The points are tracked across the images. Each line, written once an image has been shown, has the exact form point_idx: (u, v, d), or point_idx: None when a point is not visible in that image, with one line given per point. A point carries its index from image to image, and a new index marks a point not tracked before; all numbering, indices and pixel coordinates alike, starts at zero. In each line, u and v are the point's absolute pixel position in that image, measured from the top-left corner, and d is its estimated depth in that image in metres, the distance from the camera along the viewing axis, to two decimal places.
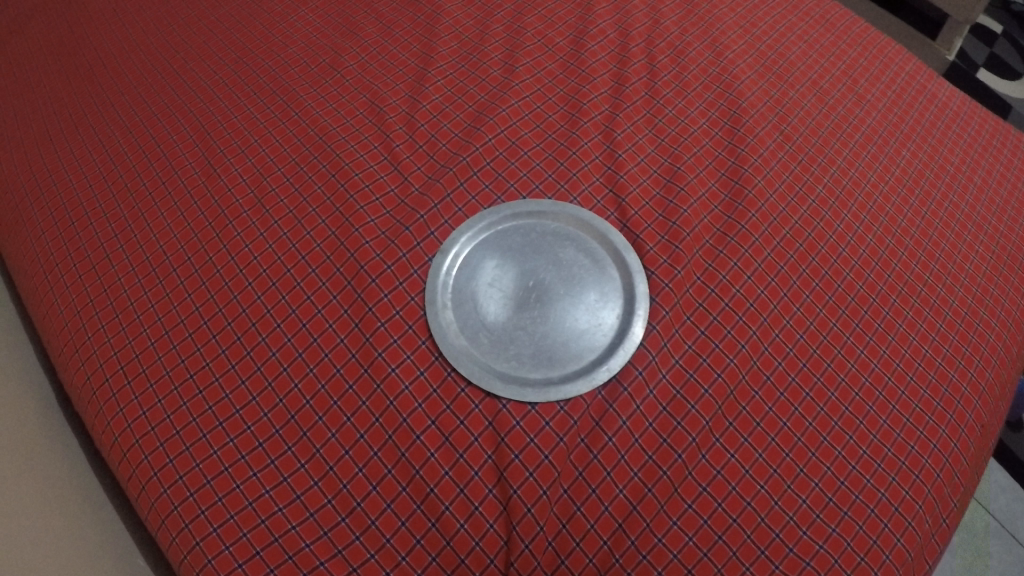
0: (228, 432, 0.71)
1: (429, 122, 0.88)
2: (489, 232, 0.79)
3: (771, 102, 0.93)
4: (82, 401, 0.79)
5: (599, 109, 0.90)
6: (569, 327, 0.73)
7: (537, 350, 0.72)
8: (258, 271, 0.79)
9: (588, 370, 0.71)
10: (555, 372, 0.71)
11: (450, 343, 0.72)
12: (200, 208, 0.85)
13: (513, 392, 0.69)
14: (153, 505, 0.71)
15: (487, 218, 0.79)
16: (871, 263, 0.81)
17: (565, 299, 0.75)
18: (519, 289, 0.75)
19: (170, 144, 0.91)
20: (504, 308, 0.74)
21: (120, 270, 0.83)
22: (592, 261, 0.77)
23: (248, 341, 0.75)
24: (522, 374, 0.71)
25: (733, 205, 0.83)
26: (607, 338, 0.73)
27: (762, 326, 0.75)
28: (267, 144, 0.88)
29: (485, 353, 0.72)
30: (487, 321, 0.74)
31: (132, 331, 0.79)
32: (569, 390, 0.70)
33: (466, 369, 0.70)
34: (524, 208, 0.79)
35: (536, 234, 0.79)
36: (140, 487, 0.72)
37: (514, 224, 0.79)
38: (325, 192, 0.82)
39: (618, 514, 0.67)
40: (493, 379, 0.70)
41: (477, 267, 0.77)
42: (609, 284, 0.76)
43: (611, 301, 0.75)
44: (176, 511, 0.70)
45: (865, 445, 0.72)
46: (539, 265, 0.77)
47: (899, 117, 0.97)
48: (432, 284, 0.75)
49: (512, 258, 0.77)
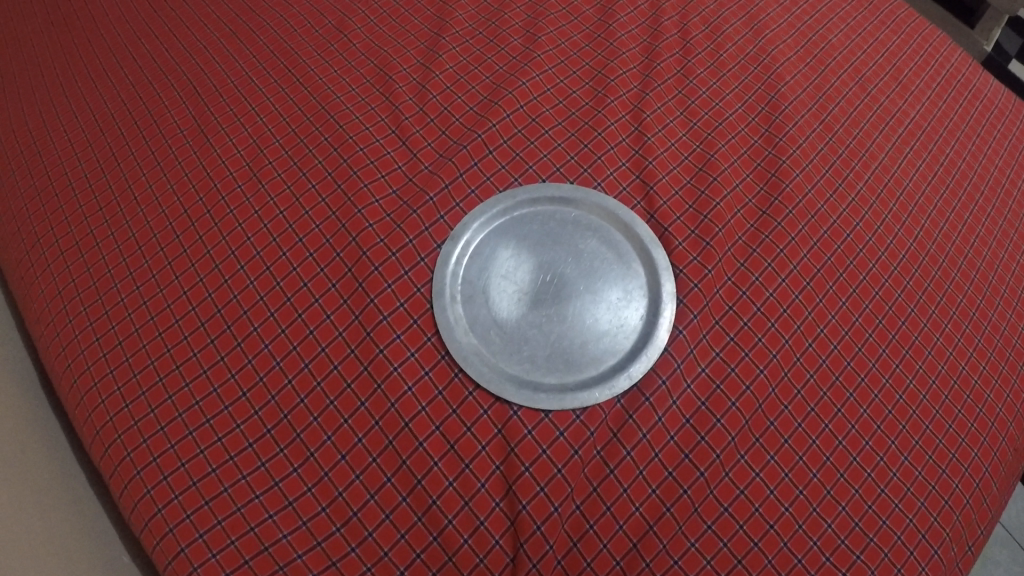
0: (216, 430, 0.66)
1: (442, 93, 0.81)
2: (504, 218, 0.73)
3: (811, 87, 0.87)
4: (63, 388, 0.74)
5: (628, 86, 0.83)
6: (587, 328, 0.68)
7: (552, 353, 0.67)
8: (252, 253, 0.72)
9: (607, 376, 0.66)
10: (572, 376, 0.66)
11: (458, 341, 0.66)
12: (191, 181, 0.78)
13: (525, 398, 0.64)
14: (136, 505, 0.67)
15: (502, 203, 0.73)
16: (910, 269, 0.76)
17: (585, 296, 0.69)
18: (534, 283, 0.70)
19: (161, 110, 0.84)
20: (517, 304, 0.69)
21: (104, 247, 0.77)
22: (615, 255, 0.71)
23: (239, 331, 0.69)
24: (535, 378, 0.66)
25: (768, 199, 0.77)
26: (628, 341, 0.67)
27: (795, 335, 0.70)
28: (265, 112, 0.81)
29: (495, 353, 0.67)
30: (499, 318, 0.68)
31: (116, 315, 0.73)
32: (586, 398, 0.65)
33: (475, 370, 0.65)
34: (544, 193, 0.73)
35: (555, 223, 0.73)
36: (122, 484, 0.68)
37: (531, 210, 0.73)
38: (326, 167, 0.76)
39: (633, 534, 0.63)
40: (504, 384, 0.65)
41: (489, 257, 0.71)
42: (633, 280, 0.70)
43: (635, 300, 0.69)
44: (160, 514, 0.65)
45: (896, 468, 0.67)
46: (557, 258, 0.71)
47: (944, 111, 0.91)
48: (441, 275, 0.69)
49: (528, 249, 0.71)
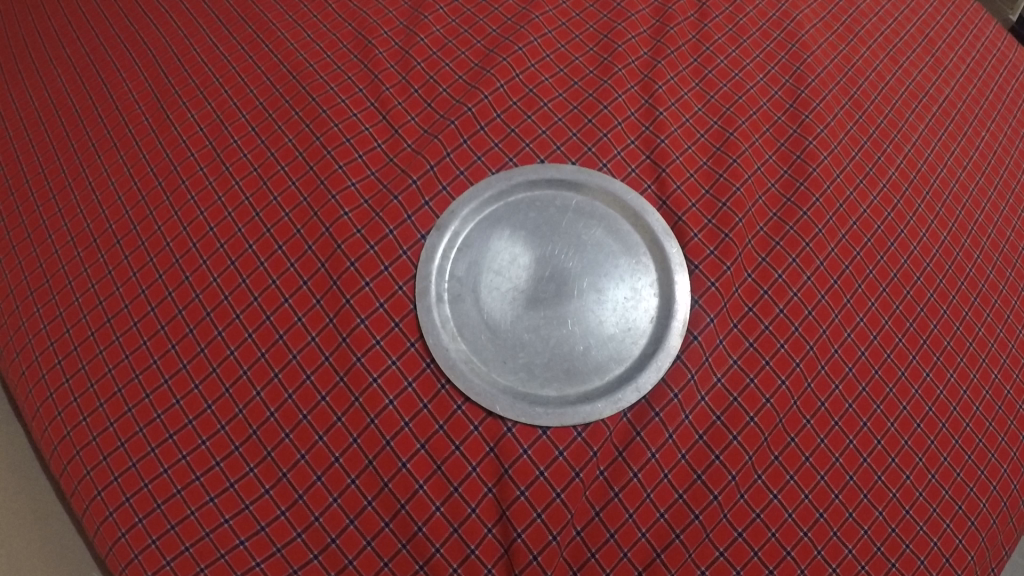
0: (179, 447, 0.60)
1: (428, 59, 0.72)
2: (497, 204, 0.65)
3: (839, 59, 0.79)
4: (19, 397, 0.68)
5: (637, 53, 0.74)
6: (590, 333, 0.61)
7: (551, 361, 0.60)
8: (215, 246, 0.64)
9: (613, 387, 0.59)
10: (573, 387, 0.60)
11: (445, 347, 0.60)
12: (148, 163, 0.69)
13: (520, 413, 0.58)
14: (99, 528, 0.61)
15: (495, 187, 0.64)
16: (943, 265, 0.69)
17: (588, 295, 0.62)
18: (530, 281, 0.62)
19: (116, 81, 0.74)
20: (511, 305, 0.62)
21: (57, 240, 0.69)
22: (622, 248, 0.64)
23: (202, 335, 0.62)
24: (532, 389, 0.60)
25: (792, 183, 0.70)
26: (636, 347, 0.61)
27: (820, 340, 0.63)
28: (230, 83, 0.72)
29: (487, 361, 0.60)
30: (491, 321, 0.61)
31: (70, 317, 0.65)
32: (589, 414, 0.58)
33: (465, 382, 0.59)
34: (542, 176, 0.65)
35: (555, 210, 0.65)
36: (84, 504, 0.62)
37: (528, 195, 0.65)
38: (297, 146, 0.67)
39: (638, 562, 0.56)
40: (497, 397, 0.58)
41: (480, 249, 0.63)
42: (641, 277, 0.63)
43: (643, 300, 0.62)
44: (124, 539, 0.59)
45: (923, 487, 0.61)
46: (556, 250, 0.63)
47: (980, 88, 0.83)
48: (426, 271, 0.62)
49: (524, 241, 0.64)
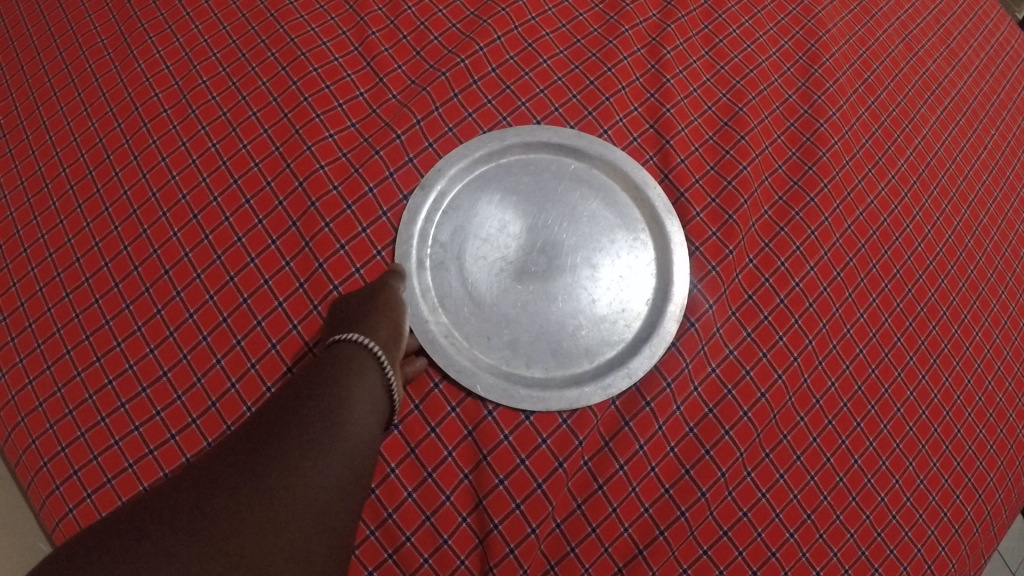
0: (131, 417, 0.53)
1: (419, 4, 0.65)
2: (488, 166, 0.60)
3: (855, 39, 0.74)
4: None
5: (646, 14, 0.69)
6: (580, 313, 0.57)
7: (537, 340, 0.56)
8: (177, 197, 0.58)
9: (601, 373, 0.56)
10: (559, 370, 0.56)
11: (423, 319, 0.55)
12: (108, 103, 0.62)
13: (501, 394, 0.54)
14: (45, 503, 0.53)
15: (485, 147, 0.59)
16: (946, 265, 0.67)
17: (580, 271, 0.58)
18: (518, 253, 0.58)
19: (74, 5, 0.66)
20: (498, 277, 0.57)
21: (4, 183, 0.61)
22: (619, 223, 0.60)
23: (159, 296, 0.56)
24: (516, 369, 0.56)
25: (801, 166, 0.66)
26: (629, 330, 0.57)
27: (819, 334, 0.60)
28: (202, 17, 0.63)
29: (468, 337, 0.56)
30: (475, 294, 0.57)
31: (15, 269, 0.58)
32: (576, 399, 0.55)
33: (444, 358, 0.54)
34: (539, 138, 0.59)
35: (550, 177, 0.60)
36: (27, 477, 0.54)
37: (521, 158, 0.60)
38: (271, 91, 0.60)
39: (619, 557, 0.54)
40: (479, 376, 0.54)
41: (468, 215, 0.58)
42: (638, 256, 0.59)
43: (638, 281, 0.58)
44: (71, 514, 0.52)
45: (910, 492, 0.59)
46: (548, 221, 0.59)
47: (992, 83, 0.80)
48: (407, 234, 0.57)
49: (515, 208, 0.59)
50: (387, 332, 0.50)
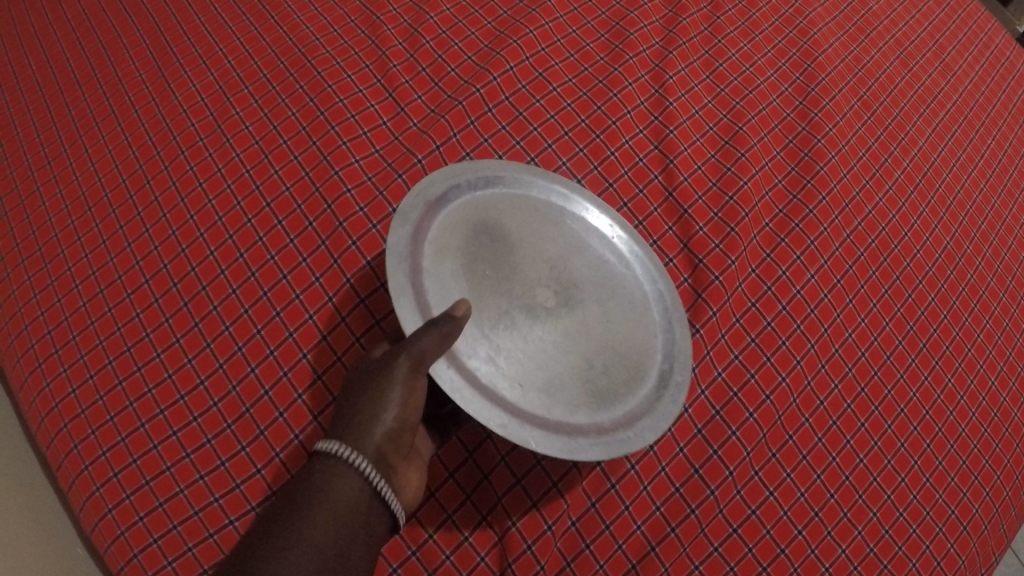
0: (170, 423, 0.54)
1: (437, 38, 0.70)
2: (464, 198, 0.53)
3: (850, 58, 0.78)
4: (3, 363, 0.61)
5: (649, 42, 0.74)
6: (600, 352, 0.52)
7: (570, 383, 0.50)
8: (212, 218, 0.61)
9: (643, 410, 0.51)
10: (605, 413, 0.50)
11: (443, 368, 0.45)
12: (147, 133, 0.66)
13: (561, 448, 0.46)
14: (85, 504, 0.54)
15: (462, 180, 0.53)
16: (945, 270, 0.69)
17: (588, 307, 0.53)
18: (522, 288, 0.51)
19: (116, 45, 0.72)
20: (508, 314, 0.50)
21: (51, 208, 0.64)
22: (609, 254, 0.56)
23: (196, 310, 0.58)
24: (562, 419, 0.48)
25: (800, 180, 0.69)
26: (651, 362, 0.53)
27: (822, 338, 0.63)
28: (234, 54, 0.69)
29: (500, 384, 0.47)
30: (491, 334, 0.49)
31: (61, 286, 0.60)
32: (636, 440, 0.49)
33: (481, 413, 0.45)
34: (512, 173, 0.55)
35: (532, 213, 0.55)
36: (69, 480, 0.55)
37: (497, 192, 0.55)
38: (300, 121, 0.65)
39: (633, 554, 0.55)
40: (529, 431, 0.46)
41: (453, 248, 0.51)
42: (636, 288, 0.56)
43: (644, 313, 0.55)
44: (110, 515, 0.52)
45: (917, 490, 0.60)
46: (544, 254, 0.54)
47: (988, 95, 0.83)
48: (397, 266, 0.47)
49: (508, 244, 0.53)
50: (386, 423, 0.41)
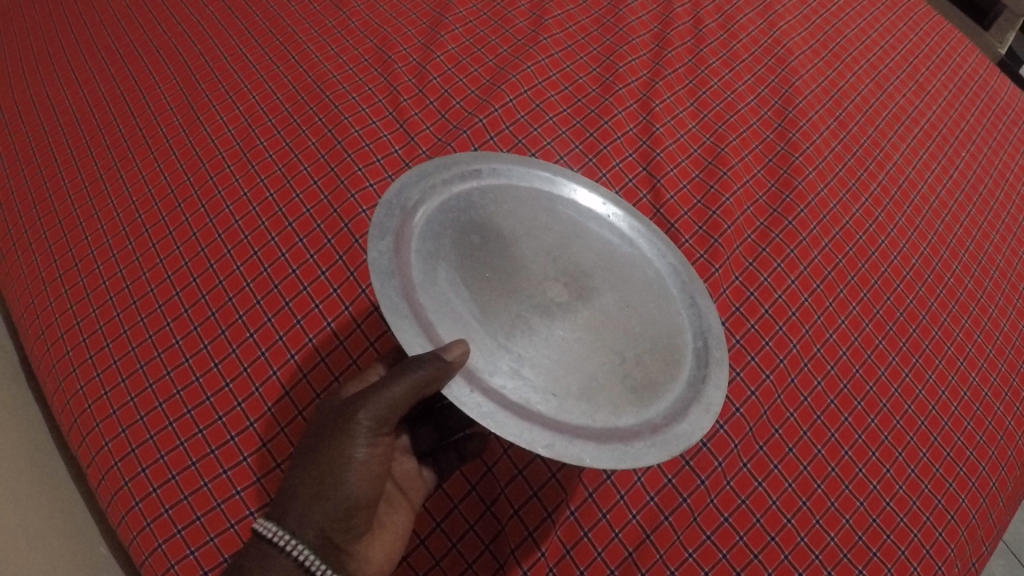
0: (196, 422, 0.58)
1: (443, 75, 0.77)
2: (441, 197, 0.53)
3: (826, 83, 0.84)
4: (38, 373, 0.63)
5: (636, 74, 0.80)
6: (629, 342, 0.53)
7: (607, 383, 0.50)
8: (239, 237, 0.66)
9: (693, 397, 0.50)
10: (653, 409, 0.49)
11: (467, 395, 0.45)
12: (178, 159, 0.70)
13: (619, 457, 0.45)
14: (112, 498, 0.57)
15: (438, 178, 0.54)
16: (923, 275, 0.73)
17: (605, 294, 0.55)
18: (531, 286, 0.53)
19: (146, 76, 0.76)
20: (522, 318, 0.51)
21: (87, 227, 0.67)
22: (610, 235, 0.59)
23: (223, 318, 0.62)
24: (610, 428, 0.47)
25: (779, 196, 0.74)
26: (684, 343, 0.54)
27: (803, 339, 0.67)
28: (258, 90, 0.75)
29: (531, 401, 0.47)
30: (509, 345, 0.49)
31: (95, 298, 0.64)
32: (693, 431, 0.48)
33: (523, 436, 0.44)
34: (488, 164, 0.57)
35: (518, 203, 0.57)
36: (98, 476, 0.58)
37: (477, 186, 0.56)
38: (319, 149, 0.71)
39: (629, 542, 0.57)
40: (580, 444, 0.45)
41: (448, 253, 0.52)
42: (647, 267, 0.58)
43: (664, 291, 0.57)
44: (137, 507, 0.55)
45: (903, 481, 0.63)
46: (545, 245, 0.55)
47: (960, 113, 0.88)
48: (386, 284, 0.46)
49: (505, 237, 0.54)
50: (329, 507, 0.44)
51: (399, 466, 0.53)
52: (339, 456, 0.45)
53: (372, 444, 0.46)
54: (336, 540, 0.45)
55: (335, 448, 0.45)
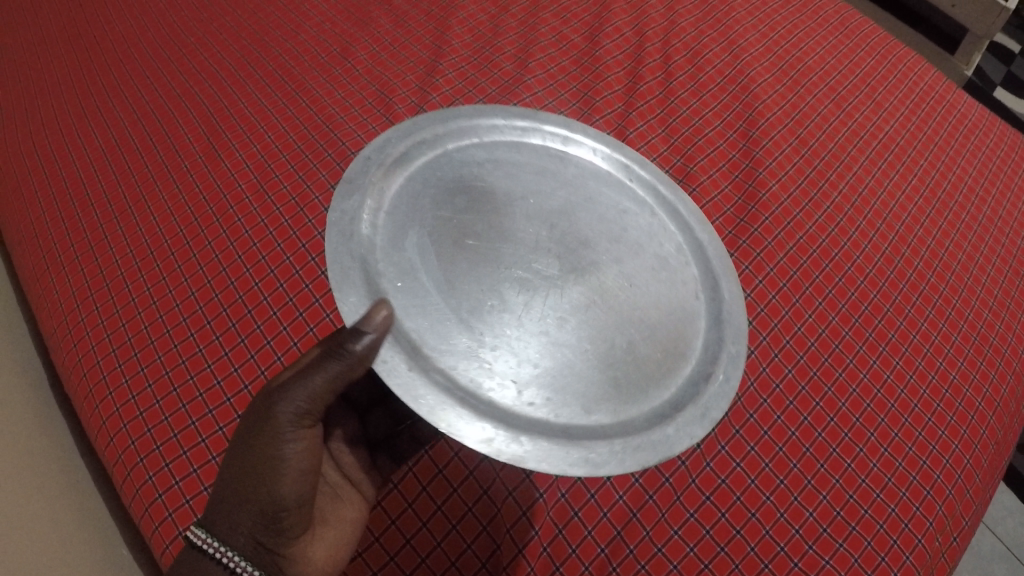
0: (217, 420, 0.65)
1: None
2: (433, 151, 0.62)
3: (788, 106, 0.92)
4: (72, 384, 0.70)
5: (612, 106, 0.89)
6: (623, 328, 0.58)
7: (590, 369, 0.56)
8: (257, 257, 0.74)
9: (692, 397, 0.56)
10: (632, 411, 0.55)
11: (414, 382, 0.50)
12: (201, 193, 0.79)
13: (574, 460, 0.50)
14: (138, 492, 0.63)
15: (431, 130, 0.62)
16: (885, 271, 0.79)
17: (607, 266, 0.61)
18: (507, 261, 0.58)
19: (171, 121, 0.86)
20: (496, 293, 0.56)
21: (118, 252, 0.75)
22: (628, 202, 0.65)
23: (243, 328, 0.70)
24: (570, 427, 0.52)
25: (745, 207, 0.81)
26: (695, 334, 0.60)
27: (773, 332, 0.72)
28: (273, 131, 0.84)
29: (480, 386, 0.52)
30: (473, 324, 0.54)
31: (126, 314, 0.71)
32: (680, 440, 0.53)
33: (458, 424, 0.49)
34: (488, 119, 0.65)
35: (514, 157, 0.64)
36: (125, 473, 0.64)
37: (476, 142, 0.64)
38: (329, 180, 0.80)
39: (617, 521, 0.62)
40: (526, 439, 0.50)
41: (424, 218, 0.58)
42: (668, 242, 0.64)
43: (682, 272, 0.63)
44: (159, 499, 0.62)
45: (877, 459, 0.67)
46: (546, 208, 0.62)
47: (918, 125, 0.95)
48: (339, 246, 0.53)
49: (498, 188, 0.62)
50: (255, 509, 0.48)
51: (342, 459, 0.59)
52: (263, 458, 0.48)
53: (296, 440, 0.49)
54: (266, 539, 0.49)
55: (259, 450, 0.48)
